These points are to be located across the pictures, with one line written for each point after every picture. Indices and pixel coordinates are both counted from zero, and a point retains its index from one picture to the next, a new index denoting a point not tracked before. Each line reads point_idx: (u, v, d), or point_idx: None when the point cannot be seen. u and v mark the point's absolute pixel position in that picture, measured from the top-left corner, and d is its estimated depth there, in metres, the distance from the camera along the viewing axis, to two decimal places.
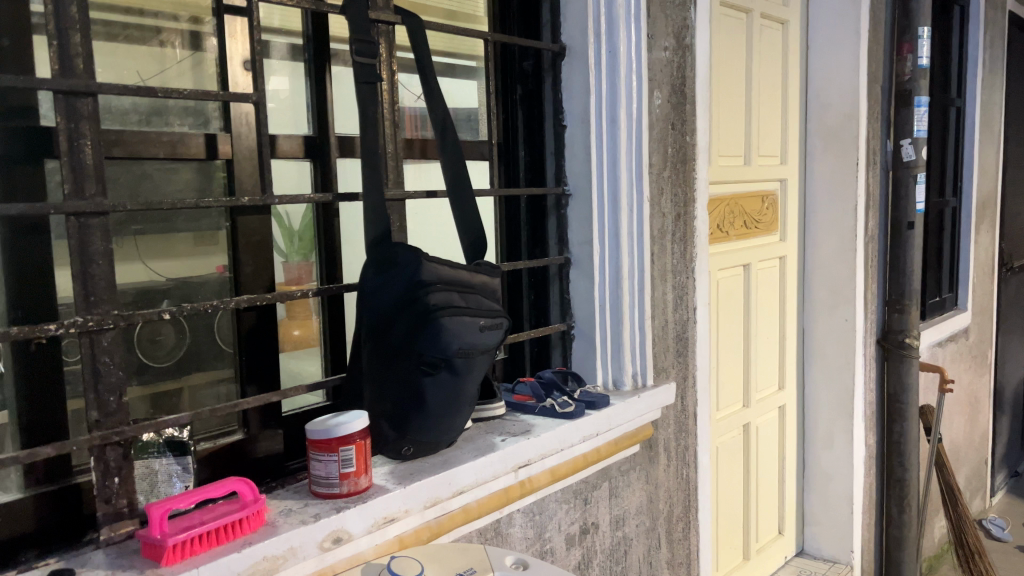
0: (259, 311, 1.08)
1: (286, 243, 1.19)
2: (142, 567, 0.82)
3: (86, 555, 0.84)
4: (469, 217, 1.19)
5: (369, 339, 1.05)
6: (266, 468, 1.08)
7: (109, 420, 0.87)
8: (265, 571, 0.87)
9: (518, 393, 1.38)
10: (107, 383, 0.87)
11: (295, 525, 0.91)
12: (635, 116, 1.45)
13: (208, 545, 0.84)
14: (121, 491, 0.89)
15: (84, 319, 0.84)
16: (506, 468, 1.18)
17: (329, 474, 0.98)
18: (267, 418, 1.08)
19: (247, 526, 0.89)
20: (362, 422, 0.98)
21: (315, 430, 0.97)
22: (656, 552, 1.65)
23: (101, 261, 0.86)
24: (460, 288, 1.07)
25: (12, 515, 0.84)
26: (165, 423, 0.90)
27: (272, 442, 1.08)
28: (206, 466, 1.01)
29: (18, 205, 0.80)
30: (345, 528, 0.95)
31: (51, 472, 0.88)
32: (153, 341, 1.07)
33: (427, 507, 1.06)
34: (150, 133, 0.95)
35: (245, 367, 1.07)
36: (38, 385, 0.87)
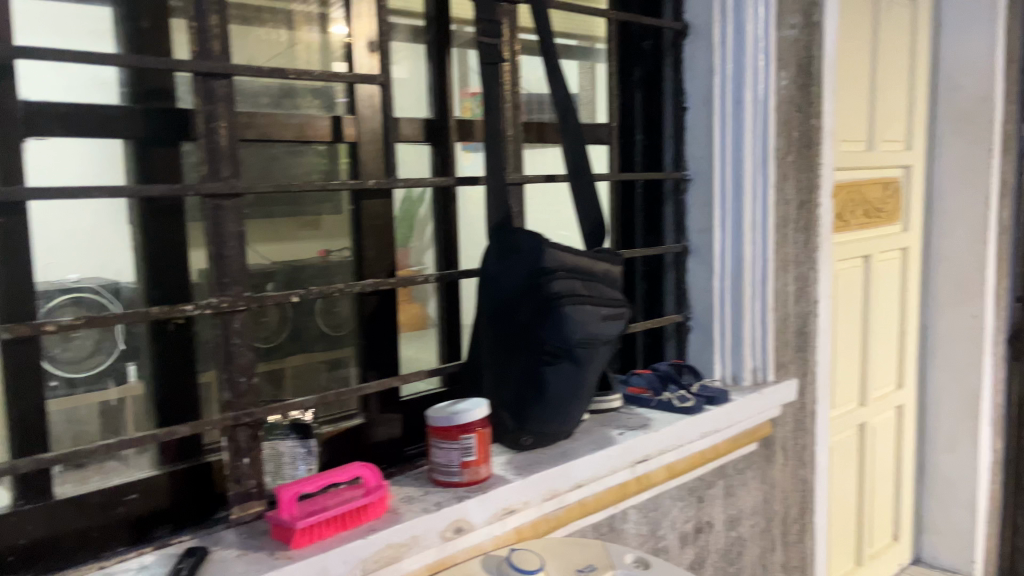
0: (381, 295, 1.07)
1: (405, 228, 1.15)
2: (273, 548, 0.82)
3: (217, 534, 0.85)
4: (589, 203, 1.15)
5: (490, 326, 1.03)
6: (384, 452, 1.07)
7: (241, 401, 0.88)
8: (388, 558, 0.86)
9: (632, 385, 1.33)
10: (239, 364, 0.87)
11: (417, 513, 0.90)
12: (762, 97, 1.36)
13: (335, 529, 0.84)
14: (251, 472, 0.89)
15: (218, 299, 0.85)
16: (624, 463, 1.14)
17: (450, 462, 0.96)
18: (387, 402, 1.07)
19: (370, 513, 0.88)
20: (483, 411, 0.96)
21: (437, 417, 0.96)
22: (770, 554, 1.58)
23: (235, 243, 0.86)
24: (583, 276, 1.02)
25: (149, 492, 0.86)
26: (292, 405, 0.91)
27: (389, 427, 1.08)
28: (328, 449, 1.01)
29: (156, 187, 0.81)
30: (465, 518, 0.94)
31: (184, 450, 0.90)
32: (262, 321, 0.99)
33: (546, 499, 1.03)
34: (281, 117, 0.95)
35: (366, 350, 1.07)
36: (172, 367, 0.89)
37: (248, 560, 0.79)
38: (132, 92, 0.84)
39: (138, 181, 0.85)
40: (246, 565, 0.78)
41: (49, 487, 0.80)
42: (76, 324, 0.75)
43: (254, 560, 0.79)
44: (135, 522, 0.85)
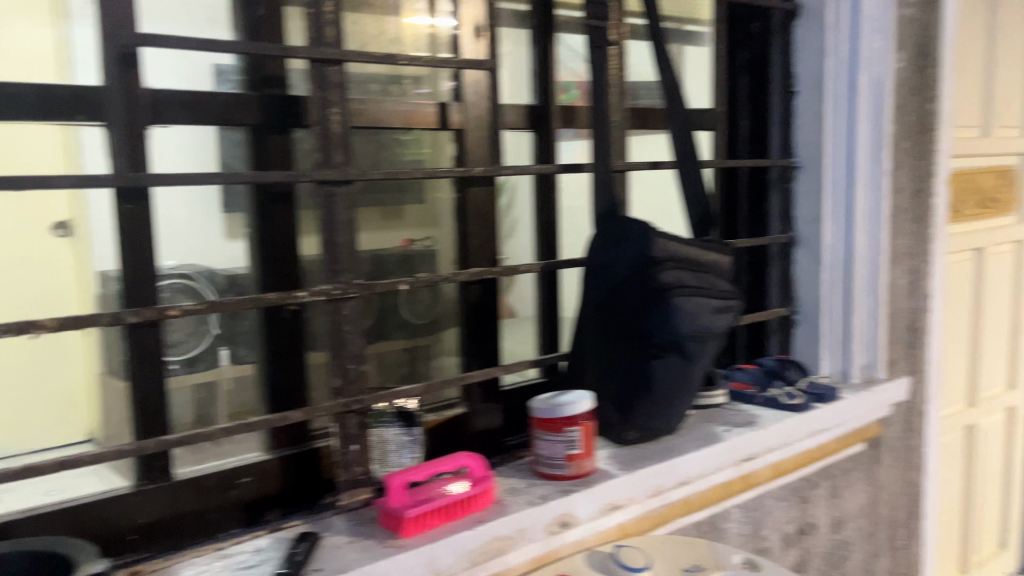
0: (484, 284, 1.06)
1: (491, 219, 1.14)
2: (382, 536, 0.82)
3: (328, 520, 0.86)
4: (696, 190, 1.12)
5: (595, 315, 1.01)
6: (486, 442, 1.06)
7: (350, 388, 0.88)
8: (495, 550, 0.85)
9: (735, 380, 1.29)
10: (350, 351, 0.88)
11: (524, 506, 0.89)
12: (879, 80, 1.29)
13: (442, 520, 0.83)
14: (358, 459, 0.89)
15: (330, 287, 0.85)
16: (730, 461, 1.10)
17: (555, 455, 0.94)
18: (488, 392, 1.06)
19: (476, 504, 0.87)
20: (588, 404, 0.94)
21: (541, 408, 0.95)
22: (875, 560, 1.52)
23: (346, 231, 0.86)
24: (693, 267, 0.99)
25: (262, 476, 0.87)
26: (398, 393, 0.90)
27: (490, 417, 1.06)
28: (433, 437, 1.01)
29: (272, 174, 0.82)
30: (571, 513, 0.92)
31: (293, 436, 0.90)
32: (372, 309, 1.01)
33: (651, 496, 1.01)
34: (389, 104, 0.95)
35: (468, 339, 1.06)
36: (280, 353, 0.90)
37: (360, 547, 0.79)
38: (247, 81, 0.85)
39: (254, 169, 0.85)
40: (357, 552, 0.78)
41: (170, 469, 0.81)
42: (198, 308, 0.76)
43: (365, 547, 0.79)
44: (248, 505, 0.86)
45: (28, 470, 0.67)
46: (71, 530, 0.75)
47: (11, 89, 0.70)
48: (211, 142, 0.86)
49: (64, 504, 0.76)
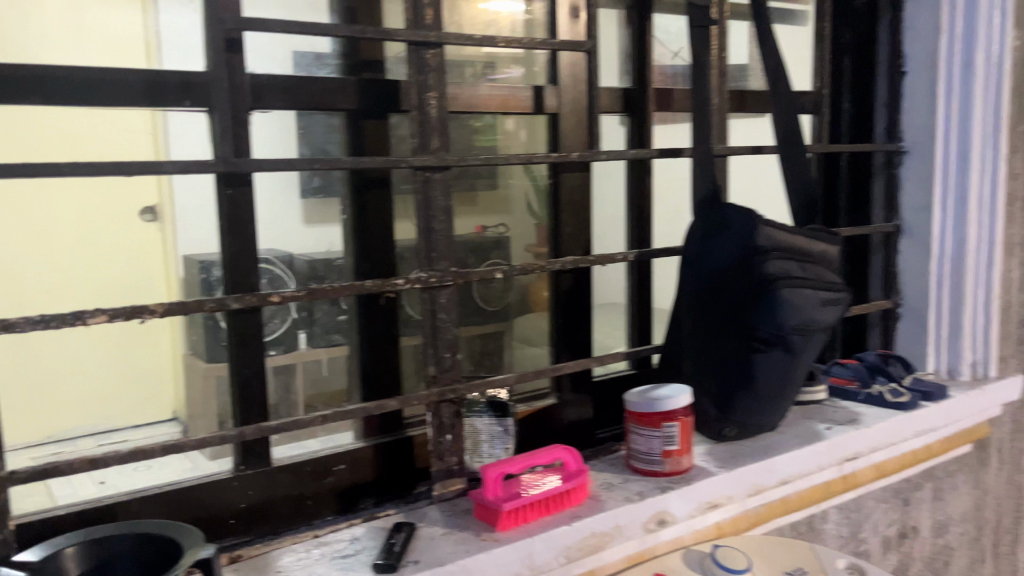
0: (576, 273, 1.03)
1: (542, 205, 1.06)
2: (478, 529, 0.80)
3: (421, 510, 0.85)
4: (799, 176, 1.06)
5: (693, 307, 0.96)
6: (576, 434, 1.03)
7: (445, 377, 0.87)
8: (592, 547, 0.83)
9: (834, 376, 1.24)
10: (445, 340, 0.86)
11: (621, 502, 0.86)
12: (996, 59, 1.21)
13: (538, 513, 0.82)
14: (453, 449, 0.88)
15: (427, 275, 0.84)
16: (832, 460, 1.05)
17: (651, 450, 0.91)
18: (580, 383, 1.03)
19: (572, 498, 0.85)
20: (686, 398, 0.91)
21: (638, 402, 0.91)
22: (979, 566, 1.44)
23: (442, 217, 0.85)
24: (799, 258, 0.94)
25: (356, 464, 0.86)
26: (493, 382, 0.89)
27: (581, 408, 1.04)
28: (524, 428, 0.99)
29: (370, 160, 0.80)
30: (669, 511, 0.89)
31: (385, 424, 0.90)
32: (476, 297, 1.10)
33: (750, 495, 0.97)
34: (484, 88, 0.92)
35: (560, 330, 1.03)
36: (373, 340, 0.89)
37: (456, 539, 0.78)
38: (346, 64, 0.84)
39: (350, 155, 0.84)
40: (454, 545, 0.77)
41: (268, 455, 0.81)
42: (298, 295, 0.75)
43: (461, 540, 0.78)
44: (343, 493, 0.86)
45: (136, 454, 0.68)
46: (175, 513, 0.76)
47: (119, 75, 0.70)
48: (293, 129, 0.87)
49: (168, 487, 0.76)
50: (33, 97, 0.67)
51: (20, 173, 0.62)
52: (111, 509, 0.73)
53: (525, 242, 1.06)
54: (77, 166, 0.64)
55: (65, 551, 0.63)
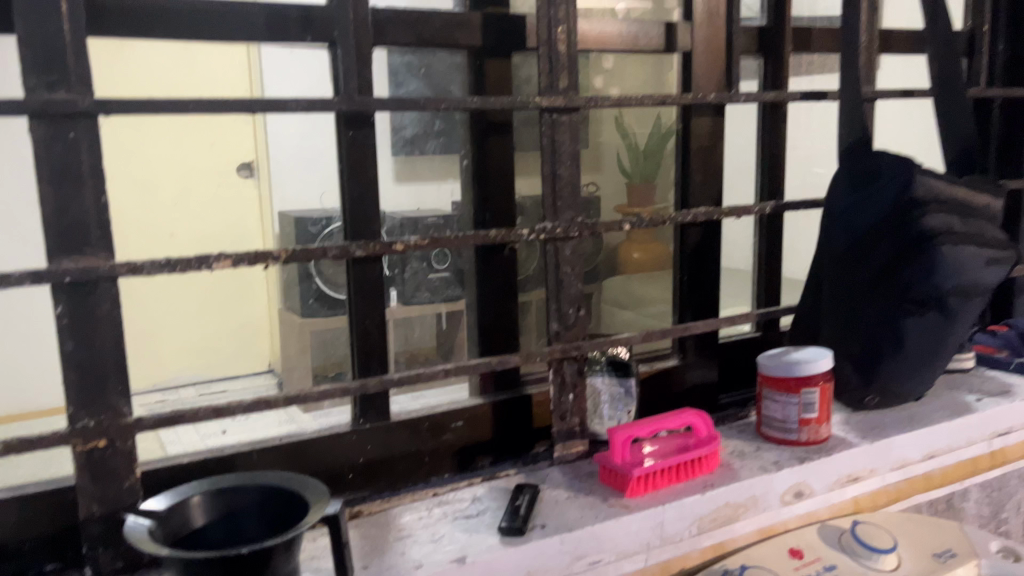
0: (705, 226, 0.95)
1: (631, 163, 1.04)
2: (604, 494, 0.76)
3: (543, 472, 0.81)
4: (956, 123, 0.96)
5: (833, 266, 0.88)
6: (698, 397, 0.97)
7: (568, 333, 0.81)
8: (725, 518, 0.78)
9: (979, 343, 1.14)
10: (568, 295, 0.80)
11: (756, 472, 0.80)
12: None
13: (669, 481, 0.77)
14: (575, 409, 0.83)
15: (553, 226, 0.78)
16: (981, 435, 0.97)
17: (788, 418, 0.85)
18: (706, 344, 0.96)
19: (704, 466, 0.79)
20: (828, 362, 0.83)
21: (773, 366, 0.85)
22: None
23: (569, 162, 0.79)
24: (961, 212, 0.84)
25: (473, 421, 0.83)
26: (618, 340, 0.84)
27: (706, 371, 0.97)
28: (644, 390, 0.93)
29: (497, 100, 0.75)
30: (807, 483, 0.83)
31: (502, 381, 0.86)
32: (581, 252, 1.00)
33: (892, 469, 0.89)
34: (614, 24, 0.86)
35: (686, 287, 0.96)
36: (495, 294, 0.85)
37: (582, 504, 0.74)
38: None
39: (472, 95, 0.80)
40: (581, 510, 0.73)
41: (387, 409, 0.79)
42: (422, 244, 0.72)
43: (589, 505, 0.74)
44: (460, 450, 0.83)
45: (259, 403, 0.66)
46: (292, 466, 0.74)
47: (242, 8, 0.66)
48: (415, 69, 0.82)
49: (284, 440, 0.75)
50: (154, 30, 0.64)
51: (146, 109, 0.59)
52: (232, 458, 0.72)
53: (616, 202, 1.03)
54: (202, 102, 0.61)
55: (191, 500, 0.62)
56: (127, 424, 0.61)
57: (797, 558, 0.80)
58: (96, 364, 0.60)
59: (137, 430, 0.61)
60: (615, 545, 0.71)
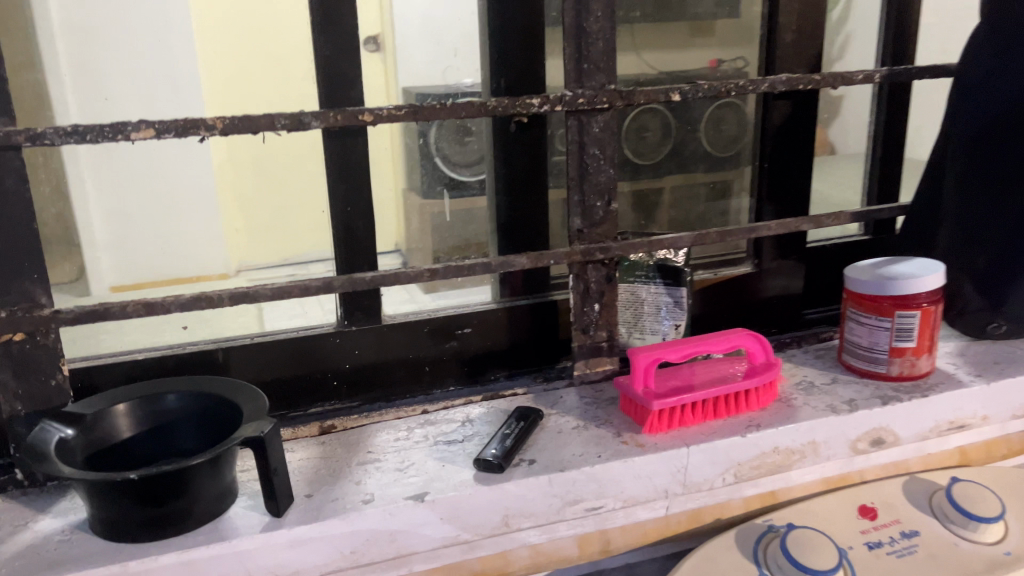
0: (796, 99, 0.75)
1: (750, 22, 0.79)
2: (620, 427, 0.63)
3: (556, 395, 0.69)
4: None
5: (964, 159, 0.68)
6: (774, 312, 0.80)
7: (594, 232, 0.66)
8: (773, 466, 0.63)
9: None
10: (595, 184, 0.65)
11: (821, 411, 0.64)
12: None
13: (702, 415, 0.63)
14: (602, 321, 0.69)
15: (574, 94, 0.62)
16: None
17: (875, 346, 0.67)
18: (787, 248, 0.79)
19: (753, 400, 0.64)
20: (934, 279, 0.64)
21: (858, 281, 0.66)
22: None
23: (599, 12, 0.61)
24: None
25: (484, 329, 0.71)
26: (662, 241, 0.68)
27: (788, 279, 0.80)
28: (703, 301, 0.77)
29: None
30: (891, 429, 0.66)
31: (530, 283, 0.73)
32: (716, 128, 0.86)
33: (1016, 416, 0.70)
34: None
35: (767, 177, 0.77)
36: (518, 180, 0.69)
37: (588, 437, 0.61)
38: None
39: None
40: (584, 444, 0.60)
41: (378, 311, 0.68)
42: (398, 114, 0.58)
43: (596, 439, 0.61)
44: (468, 361, 0.72)
45: (200, 300, 0.56)
46: (265, 370, 0.66)
47: None
48: None
49: (255, 339, 0.66)
50: None
51: None
52: (196, 358, 0.64)
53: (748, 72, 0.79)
54: None
55: (116, 409, 0.54)
56: (43, 318, 0.53)
57: (867, 518, 0.65)
58: (8, 246, 0.53)
59: (56, 324, 0.54)
60: (620, 490, 0.59)
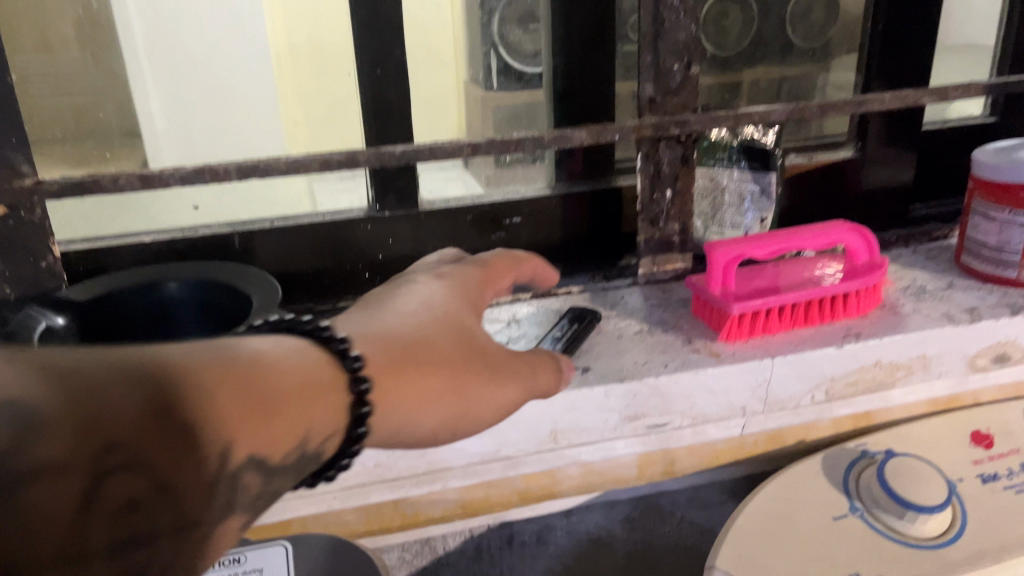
0: None
1: None
2: (692, 333, 0.54)
3: (617, 295, 0.60)
4: None
5: None
6: (875, 206, 0.69)
7: (668, 103, 0.55)
8: (871, 383, 0.54)
9: None
10: (671, 43, 0.53)
11: (934, 320, 0.54)
12: None
13: (790, 323, 0.53)
14: (674, 212, 0.59)
15: None
16: None
17: (1004, 246, 0.56)
18: (898, 131, 0.66)
19: (852, 307, 0.54)
20: None
21: (991, 166, 0.54)
22: None
23: None
24: None
25: (536, 217, 0.62)
26: (751, 116, 0.57)
27: (896, 169, 0.68)
28: (794, 189, 0.66)
29: None
30: (1017, 344, 0.56)
31: (592, 166, 0.63)
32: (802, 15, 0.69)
33: None
34: None
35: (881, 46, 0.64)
36: (578, 42, 0.58)
37: (653, 343, 0.53)
38: None
39: None
40: (648, 351, 0.52)
41: (414, 195, 0.59)
42: None
43: (661, 346, 0.52)
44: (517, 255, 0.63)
45: (202, 174, 0.48)
46: (287, 257, 0.58)
47: None
48: None
49: (276, 222, 0.58)
50: None
51: None
52: (207, 242, 0.56)
53: None
54: None
55: (113, 295, 0.48)
56: (24, 190, 0.47)
57: (980, 446, 0.55)
58: None
59: (40, 197, 0.47)
60: (688, 406, 0.51)
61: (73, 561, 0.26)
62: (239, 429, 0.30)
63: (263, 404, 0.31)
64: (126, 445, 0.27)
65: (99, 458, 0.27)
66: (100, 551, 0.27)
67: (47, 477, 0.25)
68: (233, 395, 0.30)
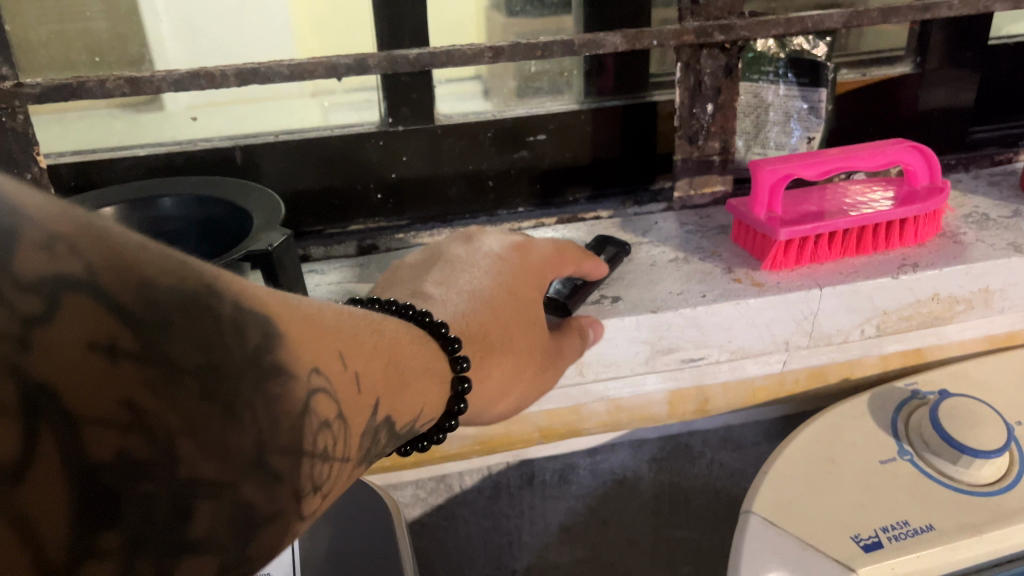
0: None
1: None
2: (731, 261, 0.49)
3: (649, 220, 0.55)
4: None
5: None
6: (930, 128, 0.63)
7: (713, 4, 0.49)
8: (926, 317, 0.50)
9: None
10: None
11: (1000, 251, 0.49)
12: None
13: (840, 251, 0.48)
14: (715, 129, 0.54)
15: None
16: None
17: None
18: (962, 44, 0.60)
19: (910, 235, 0.49)
20: None
21: None
22: None
23: None
24: None
25: (564, 134, 0.57)
26: (804, 21, 0.51)
27: (957, 87, 0.62)
28: (844, 107, 0.61)
29: None
30: None
31: (625, 78, 0.58)
32: None
33: None
34: None
35: None
36: None
37: (689, 271, 0.48)
38: None
39: None
40: (685, 281, 0.47)
41: (431, 108, 0.54)
42: None
43: (699, 275, 0.48)
44: (541, 175, 0.58)
45: (196, 77, 0.44)
46: (294, 175, 0.54)
47: None
48: None
49: (281, 136, 0.53)
50: None
51: None
52: (207, 155, 0.52)
53: None
54: None
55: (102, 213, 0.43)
56: (3, 94, 0.43)
57: None
58: None
59: (22, 101, 0.43)
60: (727, 339, 0.47)
61: (292, 458, 0.24)
62: (385, 390, 0.30)
63: (397, 376, 0.32)
64: (322, 369, 0.26)
65: (310, 372, 0.25)
66: (306, 458, 0.25)
67: (278, 374, 0.23)
68: (380, 361, 0.31)
